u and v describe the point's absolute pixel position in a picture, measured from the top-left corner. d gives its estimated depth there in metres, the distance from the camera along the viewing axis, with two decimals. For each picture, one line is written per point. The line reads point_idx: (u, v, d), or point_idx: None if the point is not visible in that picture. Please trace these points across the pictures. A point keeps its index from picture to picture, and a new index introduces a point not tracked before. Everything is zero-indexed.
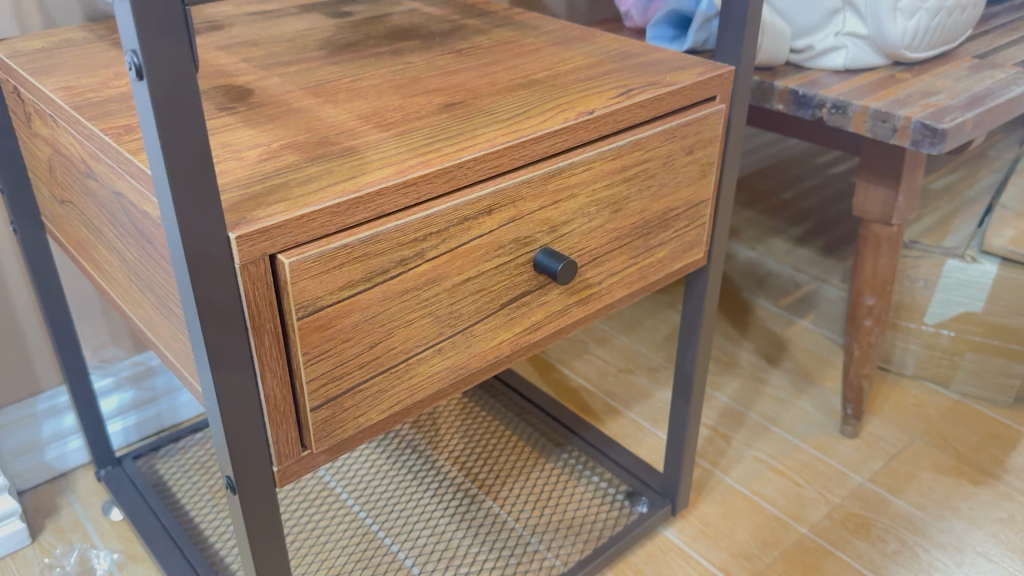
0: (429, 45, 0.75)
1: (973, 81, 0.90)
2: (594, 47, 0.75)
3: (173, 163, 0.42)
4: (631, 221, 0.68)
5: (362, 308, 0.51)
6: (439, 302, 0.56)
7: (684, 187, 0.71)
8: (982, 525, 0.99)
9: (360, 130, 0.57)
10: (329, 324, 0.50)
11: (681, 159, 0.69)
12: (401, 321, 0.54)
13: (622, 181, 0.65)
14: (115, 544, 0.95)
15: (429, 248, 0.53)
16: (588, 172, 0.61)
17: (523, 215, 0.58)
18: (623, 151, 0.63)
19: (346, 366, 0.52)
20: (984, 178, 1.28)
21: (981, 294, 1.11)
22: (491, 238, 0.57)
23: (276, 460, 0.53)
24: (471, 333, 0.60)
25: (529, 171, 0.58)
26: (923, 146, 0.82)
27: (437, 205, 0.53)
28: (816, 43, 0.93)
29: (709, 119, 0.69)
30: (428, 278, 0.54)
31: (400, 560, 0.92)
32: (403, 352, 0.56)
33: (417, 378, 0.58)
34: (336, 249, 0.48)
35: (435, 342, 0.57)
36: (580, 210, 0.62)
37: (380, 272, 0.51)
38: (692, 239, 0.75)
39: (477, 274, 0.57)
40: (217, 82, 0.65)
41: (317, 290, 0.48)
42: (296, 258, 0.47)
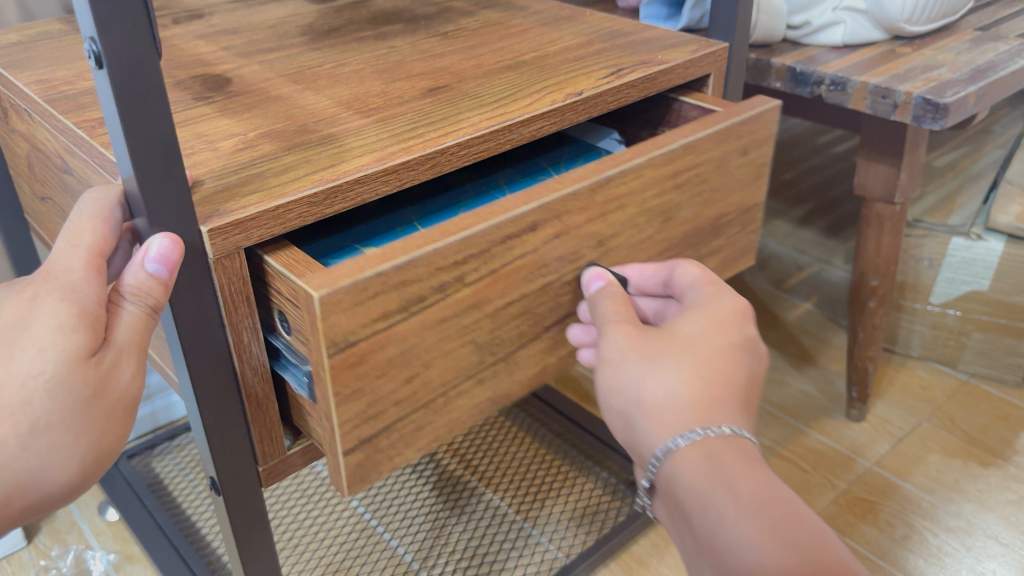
0: (414, 28, 0.73)
1: (975, 54, 0.88)
2: (583, 27, 0.73)
3: (139, 156, 0.40)
4: (683, 231, 0.60)
5: (399, 340, 0.45)
6: (480, 329, 0.50)
7: (738, 191, 0.63)
8: (992, 507, 0.97)
9: (341, 116, 0.55)
10: (363, 360, 0.44)
11: (735, 161, 0.61)
12: (439, 352, 0.48)
13: (674, 189, 0.57)
14: (112, 544, 0.94)
15: (471, 271, 0.47)
16: (638, 180, 0.54)
17: (569, 230, 0.51)
18: (676, 156, 0.55)
19: (382, 403, 0.47)
20: (989, 153, 1.25)
21: (987, 272, 1.08)
22: (533, 258, 0.50)
23: (260, 458, 0.52)
24: (512, 360, 0.54)
25: (574, 183, 0.50)
26: (926, 121, 0.79)
27: (476, 224, 0.46)
28: (814, 19, 0.91)
29: (766, 117, 0.61)
30: (468, 304, 0.48)
31: (399, 556, 0.90)
32: (441, 385, 0.49)
33: (456, 412, 0.52)
34: (369, 279, 0.42)
35: (474, 371, 0.51)
36: (630, 222, 0.55)
37: (417, 299, 0.45)
38: (744, 245, 0.68)
39: (521, 297, 0.51)
40: (195, 72, 0.63)
41: (350, 324, 0.42)
42: (327, 289, 0.41)
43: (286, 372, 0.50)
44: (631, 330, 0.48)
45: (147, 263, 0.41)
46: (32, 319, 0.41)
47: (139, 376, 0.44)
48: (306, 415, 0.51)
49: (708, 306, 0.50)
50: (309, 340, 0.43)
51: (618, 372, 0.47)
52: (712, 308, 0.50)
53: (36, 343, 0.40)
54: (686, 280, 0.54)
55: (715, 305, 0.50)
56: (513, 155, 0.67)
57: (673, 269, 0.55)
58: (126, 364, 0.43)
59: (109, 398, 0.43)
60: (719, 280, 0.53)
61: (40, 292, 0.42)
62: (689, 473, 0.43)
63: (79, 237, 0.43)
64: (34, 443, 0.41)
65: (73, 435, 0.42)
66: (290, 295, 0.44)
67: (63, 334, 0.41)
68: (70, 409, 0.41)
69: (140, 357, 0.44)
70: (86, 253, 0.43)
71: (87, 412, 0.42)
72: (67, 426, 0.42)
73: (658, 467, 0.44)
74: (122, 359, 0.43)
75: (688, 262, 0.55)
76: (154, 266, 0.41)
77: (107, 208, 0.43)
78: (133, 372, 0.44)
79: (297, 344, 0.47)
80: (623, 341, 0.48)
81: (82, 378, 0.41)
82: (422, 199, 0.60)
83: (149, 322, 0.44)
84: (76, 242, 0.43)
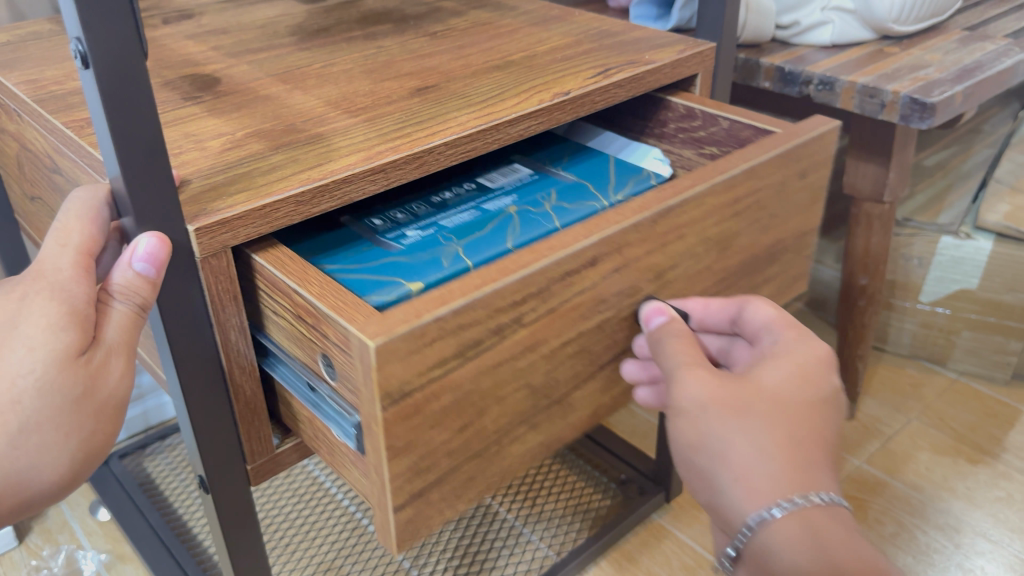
0: (403, 28, 0.73)
1: (963, 53, 0.88)
2: (572, 27, 0.73)
3: (126, 156, 0.40)
4: (738, 260, 0.57)
5: (454, 388, 0.42)
6: (536, 371, 0.46)
7: (793, 217, 0.60)
8: (981, 504, 0.98)
9: (328, 116, 0.55)
10: (416, 412, 0.41)
11: (793, 185, 0.57)
12: (494, 398, 0.45)
13: (732, 217, 0.54)
14: (103, 544, 0.94)
15: (529, 311, 0.43)
16: (698, 210, 0.51)
17: (628, 263, 0.48)
18: (737, 181, 0.52)
19: (433, 455, 0.43)
20: (978, 153, 1.23)
21: (976, 270, 1.09)
22: (592, 293, 0.47)
23: (249, 457, 0.52)
24: (567, 403, 0.51)
25: (636, 213, 0.47)
26: (913, 121, 0.79)
27: (536, 260, 0.43)
28: (802, 19, 0.92)
29: (826, 139, 0.58)
30: (525, 345, 0.45)
31: (391, 555, 0.90)
32: (495, 432, 0.46)
33: (509, 459, 0.49)
34: (427, 324, 0.38)
35: (528, 415, 0.48)
36: (688, 252, 0.52)
37: (474, 343, 0.41)
38: (797, 271, 0.64)
39: (576, 335, 0.48)
40: (184, 72, 0.63)
41: (404, 374, 0.39)
42: (383, 337, 0.37)
43: (329, 420, 0.46)
44: (710, 376, 0.45)
45: (135, 263, 0.41)
46: (21, 318, 0.41)
47: (128, 376, 0.44)
48: (343, 459, 0.48)
49: (789, 354, 0.48)
50: (360, 390, 0.40)
51: (700, 425, 0.44)
52: (794, 357, 0.47)
53: (26, 342, 0.40)
54: (759, 322, 0.52)
55: (796, 353, 0.48)
56: (559, 182, 0.61)
57: (741, 307, 0.53)
58: (115, 363, 0.43)
59: (99, 398, 0.43)
60: (794, 320, 0.51)
61: (29, 291, 0.42)
62: (784, 545, 0.42)
63: (68, 237, 0.43)
64: (23, 441, 0.41)
65: (63, 434, 0.42)
66: (339, 341, 0.41)
67: (53, 334, 0.41)
68: (59, 409, 0.41)
69: (129, 357, 0.44)
70: (74, 253, 0.43)
71: (77, 412, 0.42)
72: (57, 425, 0.42)
73: (750, 538, 0.43)
74: (112, 358, 0.43)
75: (758, 301, 0.52)
76: (143, 266, 0.41)
77: (96, 206, 0.43)
78: (123, 371, 0.44)
79: (344, 391, 0.44)
80: (705, 390, 0.44)
81: (72, 378, 0.41)
82: (466, 232, 0.54)
83: (137, 321, 0.44)
84: (65, 241, 0.43)
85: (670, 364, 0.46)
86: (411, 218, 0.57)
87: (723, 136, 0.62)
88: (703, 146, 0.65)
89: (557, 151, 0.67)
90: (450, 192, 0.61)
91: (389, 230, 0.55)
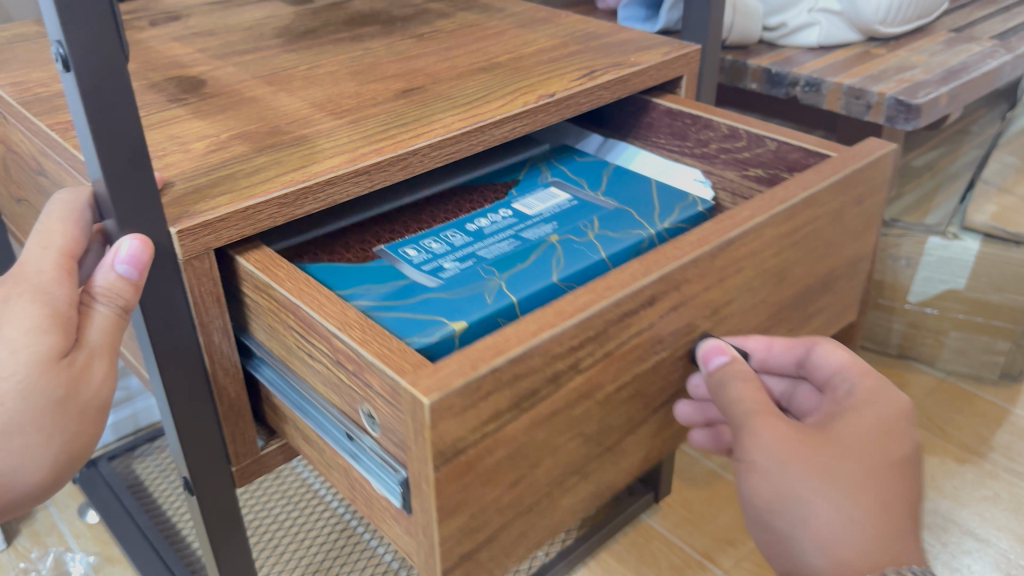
0: (390, 30, 0.73)
1: (949, 55, 0.89)
2: (559, 29, 0.74)
3: (108, 158, 0.40)
4: (794, 291, 0.54)
5: (508, 441, 0.38)
6: (591, 419, 0.43)
7: (850, 244, 0.56)
8: (967, 504, 0.98)
9: (313, 118, 0.55)
10: (469, 469, 0.37)
11: (850, 212, 0.54)
12: (549, 449, 0.41)
13: (791, 248, 0.51)
14: (91, 547, 0.94)
15: (586, 355, 0.40)
16: (758, 241, 0.48)
17: (687, 301, 0.45)
18: (796, 211, 0.49)
19: (484, 514, 0.40)
20: (966, 154, 1.23)
21: (963, 270, 1.09)
22: (650, 334, 0.44)
23: (234, 458, 0.53)
24: (620, 449, 0.47)
25: (695, 248, 0.44)
26: (898, 122, 0.80)
27: (594, 301, 0.40)
28: (789, 20, 0.92)
29: (882, 163, 0.55)
30: (581, 392, 0.41)
31: (380, 556, 0.90)
32: (546, 485, 0.43)
33: (560, 512, 0.45)
34: (483, 377, 0.35)
35: (581, 466, 0.44)
36: (745, 287, 0.49)
37: (530, 394, 0.38)
38: (850, 302, 0.61)
39: (633, 378, 0.44)
40: (170, 74, 0.63)
41: (459, 431, 0.35)
42: (438, 394, 0.34)
43: (370, 474, 0.42)
44: (786, 431, 0.43)
45: (117, 265, 0.41)
46: (4, 320, 0.41)
47: (110, 378, 0.44)
48: (384, 513, 0.44)
49: (867, 408, 0.45)
50: (409, 446, 0.37)
51: (778, 485, 0.42)
52: (876, 413, 0.45)
53: (8, 345, 0.40)
54: (831, 366, 0.49)
55: (876, 408, 0.45)
56: (600, 209, 0.57)
57: (810, 349, 0.51)
58: (99, 364, 0.43)
59: (81, 400, 0.43)
60: (868, 366, 0.48)
61: (11, 293, 0.42)
62: None
63: (50, 239, 0.43)
64: (5, 443, 0.41)
65: (46, 436, 0.42)
66: (386, 392, 0.37)
67: (35, 335, 0.41)
68: (42, 411, 0.41)
69: (112, 359, 0.44)
70: (58, 254, 0.43)
71: (62, 415, 0.42)
72: (39, 427, 0.42)
73: None
74: (94, 359, 0.43)
75: (827, 344, 0.51)
76: (125, 268, 0.41)
77: (77, 210, 0.44)
78: (104, 373, 0.44)
79: (390, 445, 0.40)
80: (782, 448, 0.42)
81: (55, 380, 0.41)
82: (507, 265, 0.50)
83: (121, 321, 0.44)
84: (47, 243, 0.43)
85: (741, 413, 0.44)
86: (446, 248, 0.53)
87: (770, 158, 0.59)
88: (748, 168, 0.61)
89: (592, 172, 0.63)
90: (486, 218, 0.57)
91: (423, 261, 0.51)
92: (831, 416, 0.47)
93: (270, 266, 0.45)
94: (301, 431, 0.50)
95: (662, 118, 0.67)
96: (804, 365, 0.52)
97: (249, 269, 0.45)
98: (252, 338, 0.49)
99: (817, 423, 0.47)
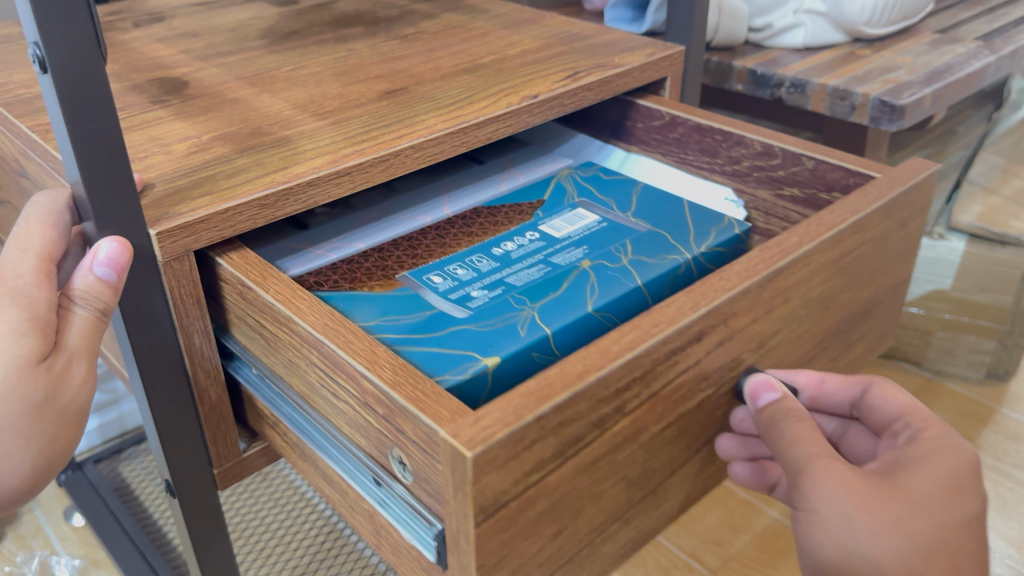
0: (374, 31, 0.73)
1: (933, 56, 0.89)
2: (543, 30, 0.74)
3: (86, 158, 0.40)
4: (838, 317, 0.51)
5: (550, 491, 0.36)
6: (633, 463, 0.41)
7: (892, 267, 0.54)
8: None
9: (295, 119, 0.55)
10: (511, 522, 0.35)
11: (895, 236, 0.52)
12: (590, 496, 0.39)
13: (836, 274, 0.48)
14: (77, 550, 0.93)
15: (631, 398, 0.38)
16: (806, 269, 0.45)
17: (734, 335, 0.43)
18: (843, 237, 0.47)
19: (524, 568, 0.37)
20: (953, 154, 1.23)
21: (950, 271, 1.11)
22: (696, 371, 0.41)
23: (216, 461, 0.52)
24: (660, 491, 0.44)
25: (743, 279, 0.42)
26: (883, 123, 0.80)
27: (641, 339, 0.38)
28: (774, 22, 0.93)
29: (928, 184, 0.53)
30: (625, 436, 0.39)
31: (366, 558, 0.90)
32: (588, 534, 0.40)
33: (600, 559, 0.42)
34: (528, 426, 0.33)
35: (622, 511, 0.42)
36: (792, 317, 0.47)
37: (574, 440, 0.36)
38: (888, 326, 0.58)
39: (677, 418, 0.42)
40: (152, 75, 0.63)
41: (502, 483, 0.33)
42: (482, 446, 0.31)
43: (399, 524, 0.39)
44: (851, 478, 0.41)
45: (96, 268, 0.41)
46: None
47: (88, 382, 0.44)
48: (410, 560, 0.42)
49: (933, 459, 0.45)
50: (447, 499, 0.34)
51: (845, 541, 0.41)
52: (944, 464, 0.45)
53: None
54: (889, 409, 0.49)
55: (945, 458, 0.45)
56: (632, 232, 0.55)
57: (866, 389, 0.51)
58: (76, 369, 0.43)
59: (60, 404, 0.42)
60: (927, 413, 0.48)
61: None
62: None
63: (28, 242, 0.43)
64: None
65: (24, 440, 0.42)
66: (420, 440, 0.35)
67: (14, 339, 0.40)
68: (21, 415, 0.41)
69: (91, 362, 0.44)
70: (37, 256, 0.43)
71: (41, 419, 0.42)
72: (18, 432, 0.41)
73: None
74: (73, 363, 0.43)
75: (884, 386, 0.50)
76: (104, 270, 0.41)
77: (55, 212, 0.43)
78: (83, 377, 0.43)
79: (423, 494, 0.37)
80: (848, 500, 0.41)
81: (33, 384, 0.41)
82: (539, 293, 0.48)
83: (100, 326, 0.44)
84: (25, 246, 0.42)
85: (801, 456, 0.42)
86: (473, 274, 0.51)
87: (807, 177, 0.57)
88: (783, 188, 0.58)
89: (618, 189, 0.62)
90: (513, 241, 0.55)
91: (450, 289, 0.50)
92: (893, 463, 0.46)
93: (292, 298, 0.42)
94: (321, 470, 0.47)
95: (691, 133, 0.63)
96: (858, 406, 0.51)
97: (269, 302, 0.42)
98: (271, 371, 0.46)
99: (880, 471, 0.46)
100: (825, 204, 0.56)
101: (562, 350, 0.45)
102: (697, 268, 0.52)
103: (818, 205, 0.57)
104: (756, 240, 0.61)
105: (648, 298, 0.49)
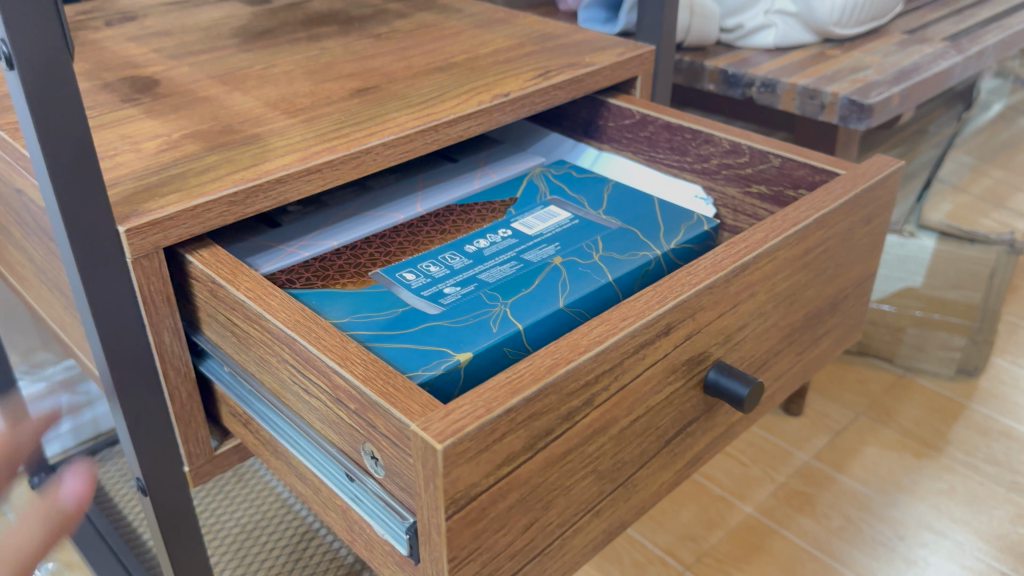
0: (347, 30, 0.73)
1: (902, 56, 0.90)
2: (515, 29, 0.74)
3: (53, 156, 0.40)
4: (804, 312, 0.52)
5: (521, 483, 0.37)
6: (604, 455, 0.41)
7: (857, 263, 0.55)
8: (924, 497, 0.98)
9: (267, 117, 0.55)
10: (482, 514, 0.35)
11: (859, 233, 0.53)
12: (561, 488, 0.39)
13: (802, 269, 0.49)
14: (50, 553, 0.93)
15: (601, 390, 0.38)
16: (772, 264, 0.46)
17: (702, 329, 0.43)
18: (808, 232, 0.48)
19: (495, 561, 0.38)
20: (924, 153, 1.25)
21: (920, 268, 1.18)
22: (664, 364, 0.42)
23: (187, 459, 0.53)
24: (631, 483, 0.45)
25: (710, 274, 0.43)
26: (851, 121, 0.81)
27: (610, 333, 0.38)
28: (746, 22, 0.94)
29: (892, 181, 0.54)
30: (595, 429, 0.39)
31: (342, 557, 0.90)
32: (560, 526, 0.41)
33: (570, 553, 0.43)
34: (499, 419, 0.33)
35: (593, 504, 0.42)
36: (757, 311, 0.47)
37: (544, 433, 0.36)
38: (853, 321, 0.59)
39: (646, 410, 0.42)
40: (123, 74, 0.63)
41: (473, 476, 0.34)
42: (452, 439, 0.32)
43: (371, 519, 0.39)
44: None
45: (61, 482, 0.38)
46: None
47: None
48: (382, 555, 0.42)
49: None
50: (418, 492, 0.35)
51: None
52: None
53: None
54: None
55: None
56: (603, 229, 0.56)
57: None
58: None
59: None
60: None
61: None
62: None
63: None
64: None
65: None
66: (392, 434, 0.35)
67: None
68: None
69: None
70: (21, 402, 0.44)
71: None
72: None
73: None
74: None
75: None
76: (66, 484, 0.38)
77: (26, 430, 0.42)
78: None
79: (395, 488, 0.37)
80: None
81: None
82: (511, 290, 0.49)
83: (43, 531, 0.36)
84: None
85: None
86: (446, 271, 0.52)
87: (774, 174, 0.57)
88: (750, 185, 0.59)
89: (590, 187, 0.62)
90: (486, 238, 0.55)
91: (422, 286, 0.50)
92: None
93: (263, 295, 0.42)
94: (294, 469, 0.47)
95: (660, 132, 0.64)
96: None
97: (241, 299, 0.43)
98: (243, 368, 0.46)
99: None
100: (791, 201, 0.57)
101: (534, 344, 0.46)
102: (668, 264, 0.53)
103: (785, 202, 0.58)
104: (725, 237, 0.62)
105: (618, 294, 0.50)
